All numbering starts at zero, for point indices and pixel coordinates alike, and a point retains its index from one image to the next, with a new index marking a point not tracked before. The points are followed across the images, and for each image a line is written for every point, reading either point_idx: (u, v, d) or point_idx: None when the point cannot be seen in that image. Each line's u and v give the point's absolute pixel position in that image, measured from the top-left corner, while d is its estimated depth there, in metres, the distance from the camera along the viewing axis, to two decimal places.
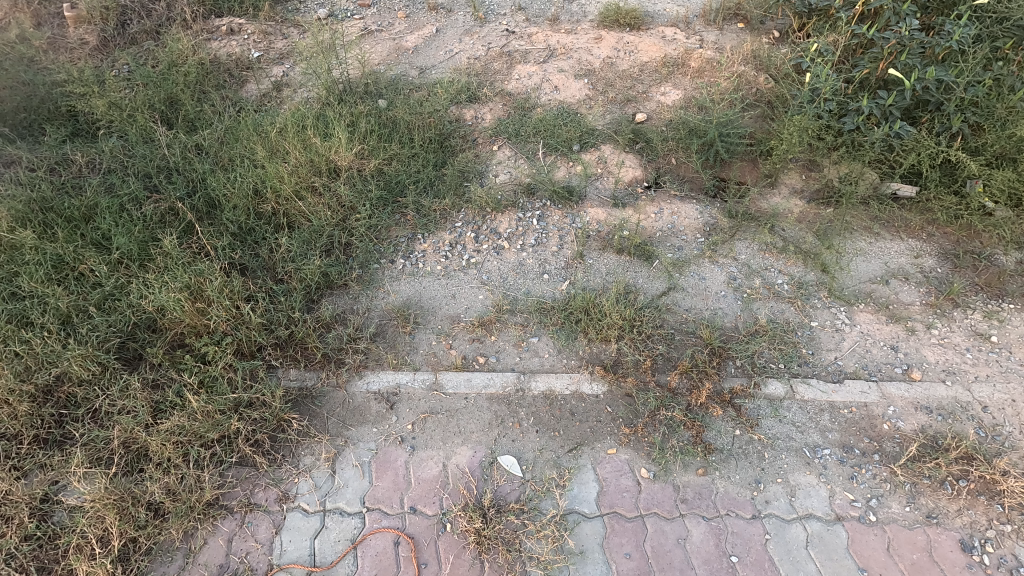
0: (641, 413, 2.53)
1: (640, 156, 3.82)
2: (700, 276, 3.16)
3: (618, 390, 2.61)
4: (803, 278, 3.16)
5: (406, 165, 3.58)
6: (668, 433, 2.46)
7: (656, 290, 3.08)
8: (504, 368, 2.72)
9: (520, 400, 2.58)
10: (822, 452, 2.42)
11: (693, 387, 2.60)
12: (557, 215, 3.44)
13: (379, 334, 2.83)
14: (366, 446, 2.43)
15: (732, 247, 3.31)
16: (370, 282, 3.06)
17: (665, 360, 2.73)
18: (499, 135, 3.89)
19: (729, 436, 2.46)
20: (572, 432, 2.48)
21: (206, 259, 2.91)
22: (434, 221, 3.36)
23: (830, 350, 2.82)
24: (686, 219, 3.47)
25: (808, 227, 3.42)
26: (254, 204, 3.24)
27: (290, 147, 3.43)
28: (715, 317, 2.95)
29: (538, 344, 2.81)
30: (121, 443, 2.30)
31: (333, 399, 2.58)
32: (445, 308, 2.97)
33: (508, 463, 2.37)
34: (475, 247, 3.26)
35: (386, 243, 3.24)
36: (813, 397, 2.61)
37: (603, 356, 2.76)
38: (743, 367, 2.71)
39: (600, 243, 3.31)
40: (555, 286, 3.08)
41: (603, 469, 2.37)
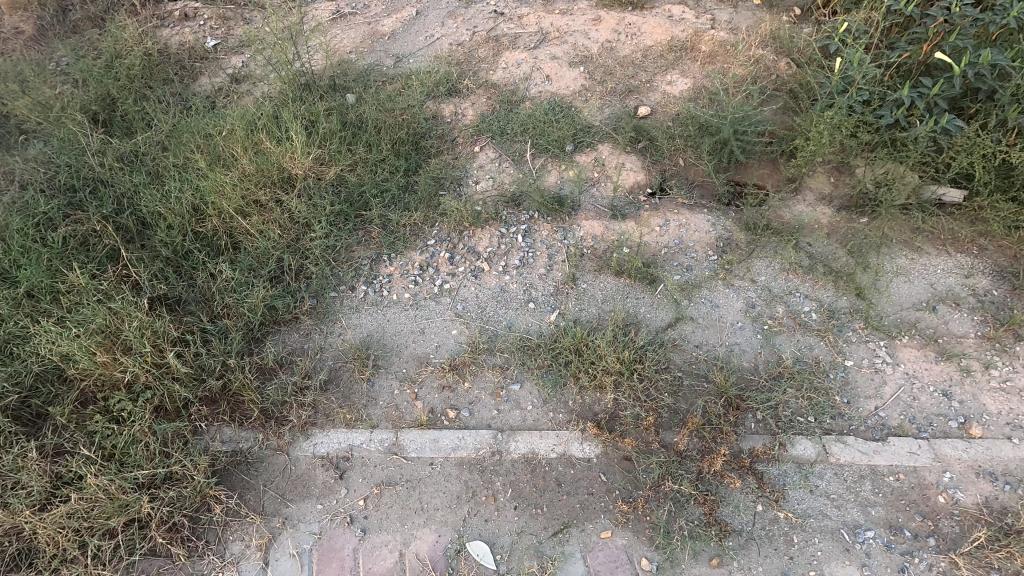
0: (642, 483, 2.09)
1: (643, 157, 3.32)
2: (712, 304, 2.70)
3: (614, 452, 2.18)
4: (834, 304, 2.69)
5: (372, 173, 3.10)
6: (675, 511, 2.03)
7: (661, 322, 2.62)
8: (478, 424, 2.28)
9: (495, 467, 2.15)
10: (865, 535, 1.97)
11: (705, 449, 2.16)
12: (546, 229, 2.96)
13: (332, 381, 2.40)
14: (308, 529, 2.01)
15: (751, 267, 2.84)
16: (325, 315, 2.62)
17: (671, 413, 2.29)
18: (482, 135, 3.41)
19: (748, 513, 2.02)
20: (558, 509, 2.05)
21: (129, 292, 2.46)
22: (403, 238, 2.90)
23: (869, 398, 2.35)
24: (695, 232, 2.99)
25: (838, 242, 2.95)
26: (192, 223, 2.78)
27: (237, 155, 2.97)
28: (731, 356, 2.50)
29: (520, 392, 2.37)
30: (6, 532, 1.88)
31: (272, 467, 2.16)
32: (412, 346, 2.53)
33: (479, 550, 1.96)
34: (450, 270, 2.80)
35: (345, 266, 2.78)
36: (851, 460, 2.15)
37: (596, 408, 2.31)
38: (765, 423, 2.26)
39: (596, 263, 2.85)
40: (542, 318, 2.63)
41: (595, 560, 1.94)
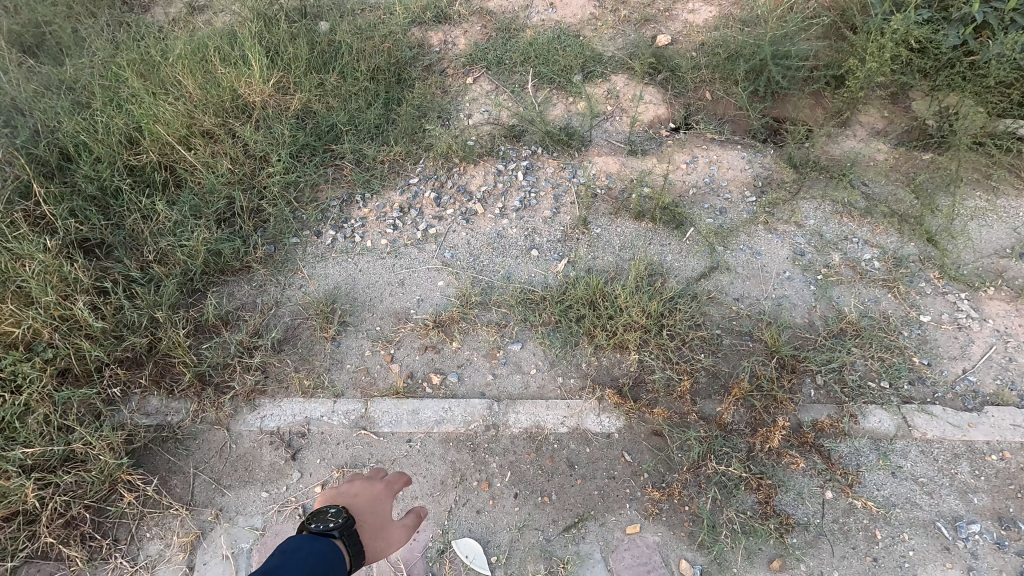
0: (677, 465, 1.64)
1: (663, 90, 2.84)
2: (753, 251, 2.24)
3: (640, 426, 1.73)
4: (900, 251, 2.22)
5: (345, 103, 2.62)
6: (721, 500, 1.58)
7: (691, 272, 2.16)
8: (469, 393, 1.82)
9: (490, 445, 1.70)
10: (969, 530, 1.52)
11: (755, 422, 1.71)
12: (551, 166, 2.49)
13: (288, 341, 1.94)
14: (248, 524, 1.56)
15: (798, 209, 2.37)
16: (284, 265, 2.15)
17: (710, 378, 1.83)
18: (476, 65, 2.92)
19: (816, 502, 1.57)
20: (571, 497, 1.60)
21: (36, 232, 1.98)
22: (381, 176, 2.42)
23: (954, 359, 1.90)
24: (729, 170, 2.51)
25: (899, 181, 2.48)
26: (124, 156, 2.29)
27: (183, 79, 2.49)
28: (780, 311, 2.03)
29: (520, 354, 1.91)
30: None
31: (206, 445, 1.70)
32: (388, 300, 2.06)
33: (468, 550, 1.51)
34: (436, 212, 2.32)
35: (310, 207, 2.30)
36: (941, 435, 1.70)
37: (616, 372, 1.85)
38: (828, 389, 1.80)
39: (612, 205, 2.38)
40: (547, 268, 2.16)
41: (619, 563, 1.49)
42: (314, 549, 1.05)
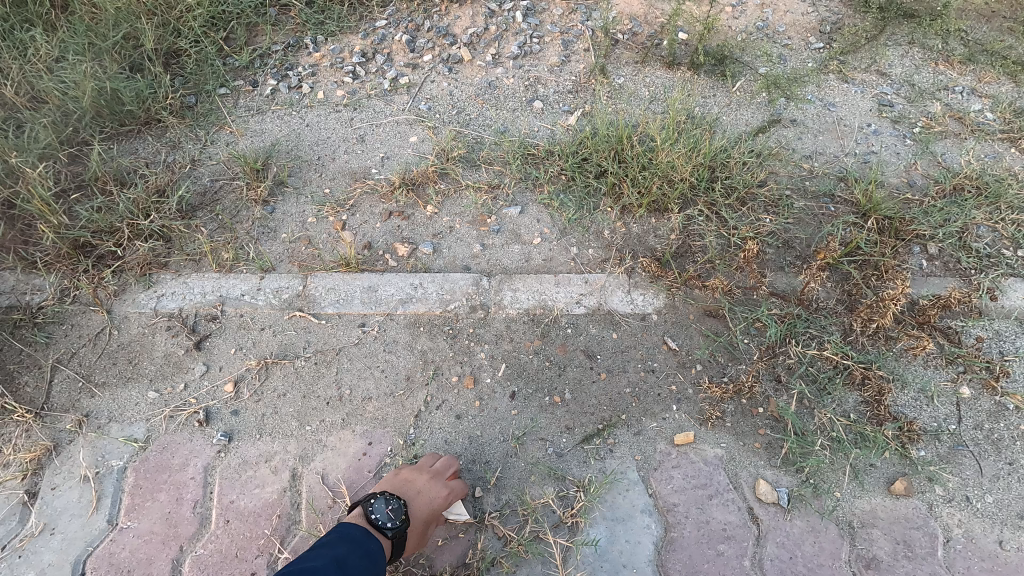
0: (743, 354, 1.15)
1: None
2: (825, 103, 1.70)
3: (688, 305, 1.23)
4: (1017, 102, 1.69)
5: None
6: (812, 400, 1.09)
7: (746, 126, 1.63)
8: (448, 267, 1.32)
9: (478, 330, 1.20)
10: None
11: (850, 298, 1.22)
12: (559, 8, 1.93)
13: (204, 206, 1.43)
14: (125, 434, 1.08)
15: (880, 56, 1.83)
16: (206, 118, 1.62)
17: (780, 246, 1.33)
18: None
19: (947, 402, 1.09)
20: (594, 396, 1.11)
21: None
22: (337, 17, 1.85)
23: None
24: (786, 13, 1.95)
25: (1007, 25, 1.92)
26: None
27: None
28: (868, 169, 1.51)
29: (520, 219, 1.40)
30: None
31: (76, 332, 1.21)
32: (343, 158, 1.55)
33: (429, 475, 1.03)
34: (410, 60, 1.79)
35: (244, 52, 1.76)
36: None
37: (652, 240, 1.35)
38: (945, 260, 1.31)
39: (637, 52, 1.83)
40: (554, 122, 1.64)
41: (666, 487, 1.02)
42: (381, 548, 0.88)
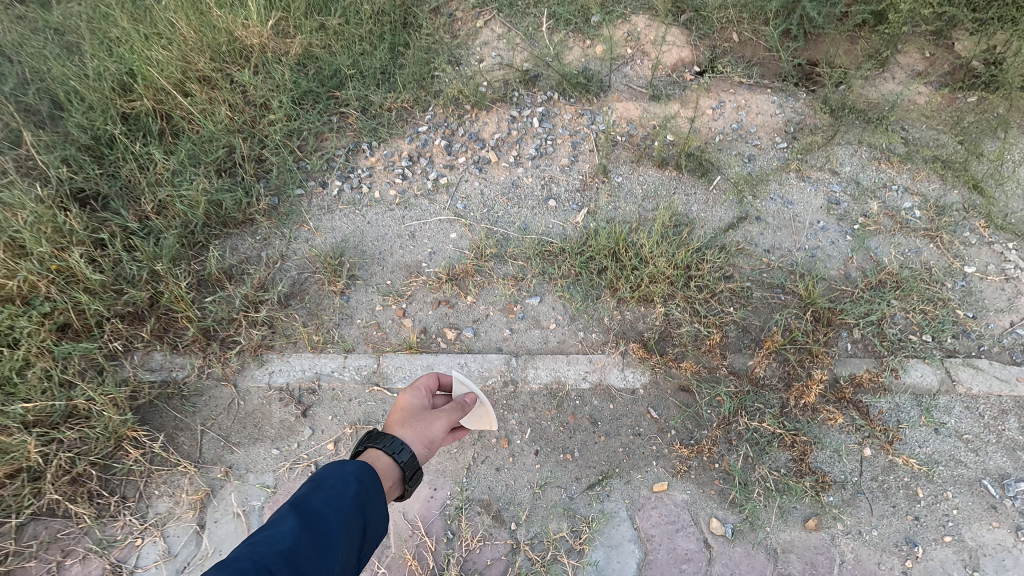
0: (706, 422, 1.56)
1: (687, 31, 2.65)
2: (785, 200, 2.10)
3: (666, 381, 1.63)
4: (942, 200, 2.08)
5: (349, 48, 2.48)
6: (754, 457, 1.49)
7: (719, 222, 2.03)
8: (485, 348, 1.74)
9: (510, 402, 1.62)
10: (1017, 488, 1.44)
11: (789, 377, 1.61)
12: (568, 113, 2.35)
13: (295, 296, 1.85)
14: (260, 482, 1.53)
15: (833, 156, 2.21)
16: (289, 217, 2.05)
17: (740, 331, 1.73)
18: (486, 7, 2.73)
19: (853, 459, 1.49)
20: (595, 454, 1.52)
21: (28, 183, 1.89)
22: (388, 124, 2.29)
23: (999, 312, 1.79)
24: (757, 115, 2.36)
25: (942, 125, 2.32)
26: (115, 103, 2.17)
27: (176, 19, 2.35)
28: (813, 262, 1.91)
29: (539, 307, 1.81)
30: None
31: (213, 402, 1.65)
32: (399, 252, 1.96)
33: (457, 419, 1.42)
34: (448, 162, 2.20)
35: (315, 157, 2.19)
36: (987, 390, 1.60)
37: (641, 326, 1.75)
38: (866, 343, 1.70)
39: (633, 153, 2.23)
40: (566, 219, 2.04)
41: (646, 522, 1.43)
42: (368, 480, 1.06)
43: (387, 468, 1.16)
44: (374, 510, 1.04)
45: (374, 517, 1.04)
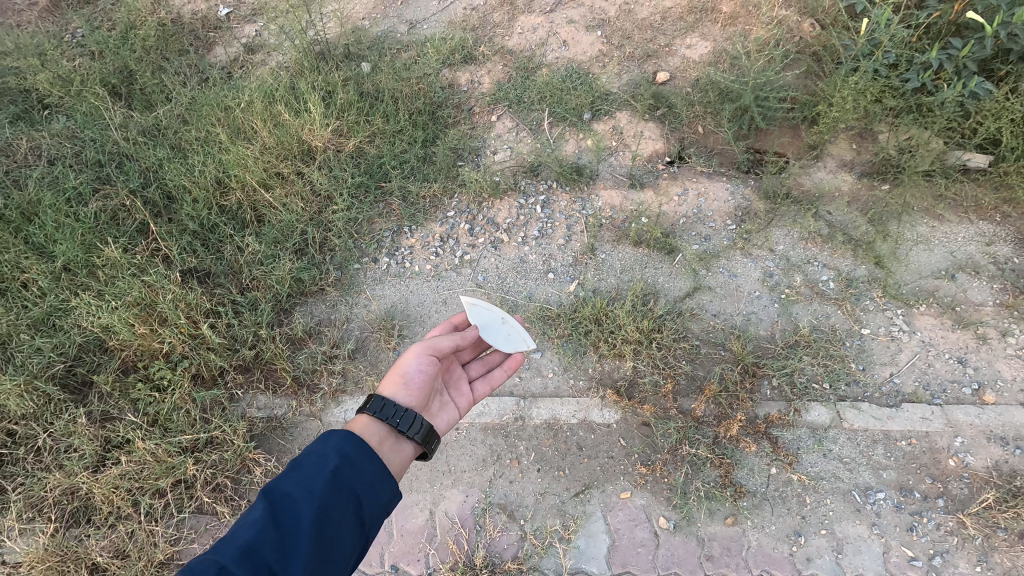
0: (660, 448, 2.17)
1: (661, 124, 3.24)
2: (731, 274, 2.71)
3: (632, 418, 2.25)
4: (852, 273, 2.67)
5: (391, 144, 3.08)
6: (692, 474, 2.11)
7: (679, 291, 2.63)
8: (501, 391, 2.36)
9: (519, 432, 2.24)
10: (876, 496, 2.06)
11: (721, 415, 2.22)
12: (564, 200, 2.98)
13: (359, 351, 2.47)
14: None
15: (768, 238, 2.82)
16: (350, 286, 2.68)
17: (689, 380, 2.34)
18: (499, 103, 3.36)
19: (763, 475, 2.10)
20: (580, 471, 2.14)
21: (161, 266, 2.56)
22: (423, 210, 2.93)
23: (884, 364, 2.40)
24: (714, 201, 2.97)
25: (859, 210, 2.90)
26: (215, 197, 2.82)
27: (257, 126, 3.00)
28: (748, 325, 2.53)
29: (541, 361, 2.43)
30: (64, 491, 2.05)
31: (306, 432, 2.28)
32: (435, 316, 2.60)
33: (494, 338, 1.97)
34: (470, 241, 2.84)
35: (367, 238, 2.83)
36: (864, 425, 2.21)
37: (616, 375, 2.37)
38: (781, 389, 2.31)
39: (614, 233, 2.85)
40: (561, 289, 2.66)
41: (615, 519, 2.05)
42: (352, 449, 1.33)
43: (369, 416, 1.52)
44: (360, 475, 1.29)
45: (363, 481, 1.29)
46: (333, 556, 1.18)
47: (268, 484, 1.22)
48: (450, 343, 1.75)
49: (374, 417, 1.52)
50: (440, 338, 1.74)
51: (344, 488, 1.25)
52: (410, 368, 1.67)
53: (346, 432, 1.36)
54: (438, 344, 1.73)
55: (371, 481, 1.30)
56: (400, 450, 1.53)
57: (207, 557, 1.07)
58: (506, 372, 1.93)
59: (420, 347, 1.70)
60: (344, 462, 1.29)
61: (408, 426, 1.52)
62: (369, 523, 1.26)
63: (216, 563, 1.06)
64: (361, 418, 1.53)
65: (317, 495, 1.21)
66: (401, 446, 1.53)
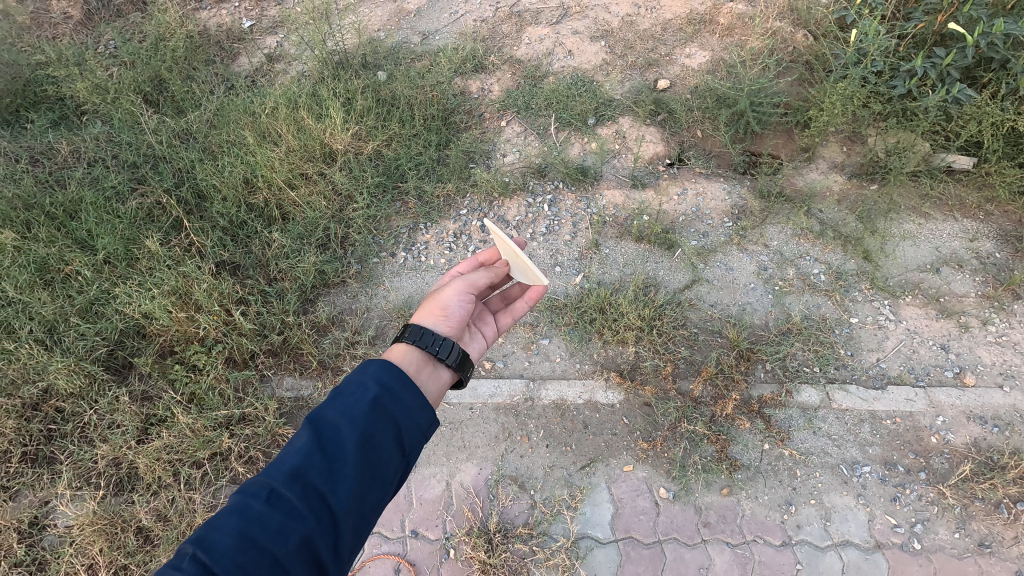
0: (660, 425, 2.33)
1: (662, 129, 3.43)
2: (727, 267, 2.87)
3: (635, 399, 2.42)
4: (842, 267, 2.83)
5: (407, 147, 3.27)
6: (690, 448, 2.26)
7: (678, 283, 2.80)
8: (512, 374, 2.53)
9: (529, 411, 2.41)
10: (861, 470, 2.22)
11: (717, 395, 2.38)
12: (570, 199, 3.16)
13: (379, 337, 2.65)
14: None
15: (763, 234, 2.97)
16: (369, 278, 2.86)
17: (687, 364, 2.50)
18: (508, 109, 3.55)
19: (756, 450, 2.26)
20: (586, 446, 2.31)
21: (194, 259, 2.75)
22: (437, 209, 3.11)
23: (871, 350, 2.56)
24: (711, 200, 3.14)
25: (849, 208, 3.05)
26: (244, 195, 3.02)
27: (282, 130, 3.19)
28: (743, 314, 2.68)
29: (549, 346, 2.60)
30: (109, 462, 2.23)
31: None
32: None
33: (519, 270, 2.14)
34: (482, 237, 3.02)
35: (385, 234, 3.01)
36: (851, 405, 2.37)
37: (619, 359, 2.54)
38: (774, 372, 2.47)
39: (617, 230, 3.02)
40: (568, 281, 2.83)
41: (618, 489, 2.21)
42: (390, 378, 1.38)
43: (410, 343, 1.62)
44: (399, 403, 1.34)
45: (402, 408, 1.34)
46: (380, 476, 1.25)
47: (312, 412, 1.29)
48: (485, 280, 1.89)
49: (416, 345, 1.62)
50: (475, 275, 1.88)
51: (383, 415, 1.30)
52: (450, 302, 1.80)
53: (383, 363, 1.40)
54: (474, 281, 1.87)
55: (409, 407, 1.35)
56: (438, 376, 1.64)
57: (261, 478, 1.17)
58: (526, 304, 2.05)
59: (458, 284, 1.84)
60: (383, 391, 1.34)
61: (446, 353, 1.64)
62: (411, 446, 1.33)
63: (269, 484, 1.16)
64: (402, 346, 1.63)
65: (358, 422, 1.27)
66: (438, 373, 1.64)
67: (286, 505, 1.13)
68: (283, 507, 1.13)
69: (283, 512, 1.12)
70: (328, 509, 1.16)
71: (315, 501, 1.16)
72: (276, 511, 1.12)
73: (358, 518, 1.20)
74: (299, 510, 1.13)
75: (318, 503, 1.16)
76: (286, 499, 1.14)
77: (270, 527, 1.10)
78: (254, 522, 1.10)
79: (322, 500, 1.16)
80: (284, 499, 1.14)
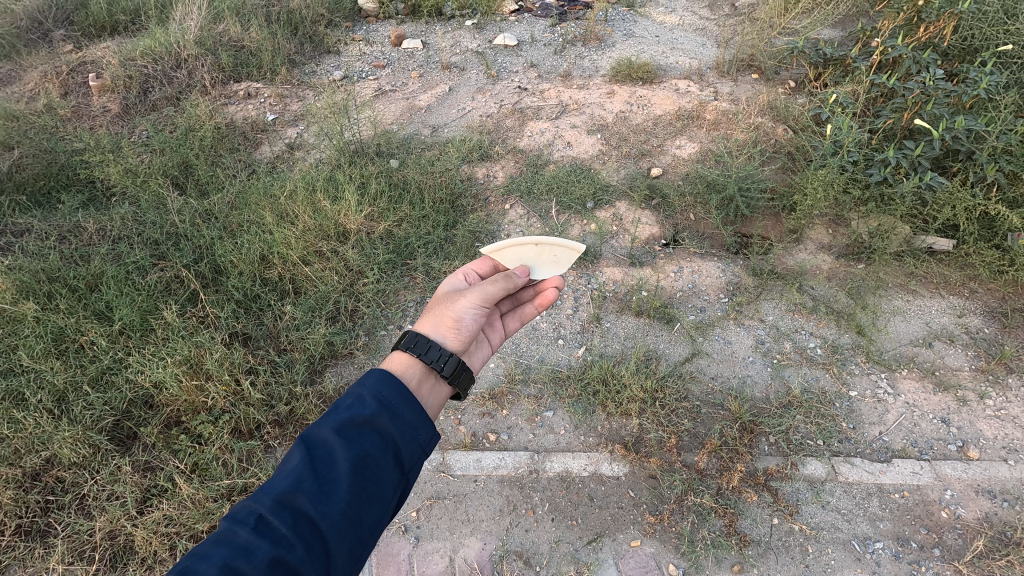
0: (667, 498, 2.31)
1: (657, 212, 3.63)
2: (725, 340, 2.94)
3: (640, 471, 2.40)
4: (837, 341, 2.90)
5: (416, 227, 3.46)
6: (698, 523, 2.23)
7: (679, 356, 2.86)
8: (516, 447, 2.53)
9: (533, 484, 2.39)
10: (874, 546, 2.18)
11: (723, 467, 2.38)
12: (571, 276, 3.30)
13: None
14: None
15: (758, 309, 3.07)
16: (376, 350, 2.92)
17: (691, 437, 2.50)
18: (511, 194, 3.77)
19: (766, 525, 2.22)
20: (592, 520, 2.27)
21: (208, 331, 2.84)
22: None
23: (873, 423, 2.58)
24: (706, 277, 3.27)
25: (840, 285, 3.18)
26: (260, 271, 3.17)
27: (300, 210, 3.38)
28: (744, 387, 2.72)
29: (553, 418, 2.62)
30: (105, 535, 2.18)
31: None
32: None
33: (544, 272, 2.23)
34: None
35: (393, 308, 3.11)
36: (858, 478, 2.37)
37: (623, 432, 2.54)
38: (778, 445, 2.47)
39: (618, 304, 3.13)
40: (571, 353, 2.89)
41: (626, 566, 2.15)
42: (387, 393, 1.40)
43: (414, 355, 1.66)
44: (396, 421, 1.36)
45: (400, 427, 1.37)
46: (376, 495, 1.27)
47: (307, 431, 1.31)
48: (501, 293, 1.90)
49: (420, 359, 1.66)
50: (493, 287, 1.89)
51: (381, 434, 1.33)
52: (462, 315, 1.83)
53: (381, 377, 1.43)
54: (490, 293, 1.88)
55: (407, 425, 1.37)
56: (439, 389, 1.68)
57: (249, 505, 1.18)
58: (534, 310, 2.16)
59: (473, 296, 1.86)
60: (380, 408, 1.37)
61: (451, 371, 1.67)
62: (408, 464, 1.35)
63: (257, 509, 1.17)
64: (405, 356, 1.67)
65: (351, 443, 1.28)
66: (440, 387, 1.68)
67: (274, 533, 1.14)
68: (272, 536, 1.14)
69: (271, 540, 1.13)
70: (319, 535, 1.17)
71: (306, 528, 1.17)
72: (264, 539, 1.13)
73: (350, 543, 1.20)
74: (288, 537, 1.14)
75: (308, 529, 1.17)
76: (275, 526, 1.15)
77: (256, 556, 1.11)
78: (242, 550, 1.11)
79: (313, 525, 1.17)
80: (272, 527, 1.15)
